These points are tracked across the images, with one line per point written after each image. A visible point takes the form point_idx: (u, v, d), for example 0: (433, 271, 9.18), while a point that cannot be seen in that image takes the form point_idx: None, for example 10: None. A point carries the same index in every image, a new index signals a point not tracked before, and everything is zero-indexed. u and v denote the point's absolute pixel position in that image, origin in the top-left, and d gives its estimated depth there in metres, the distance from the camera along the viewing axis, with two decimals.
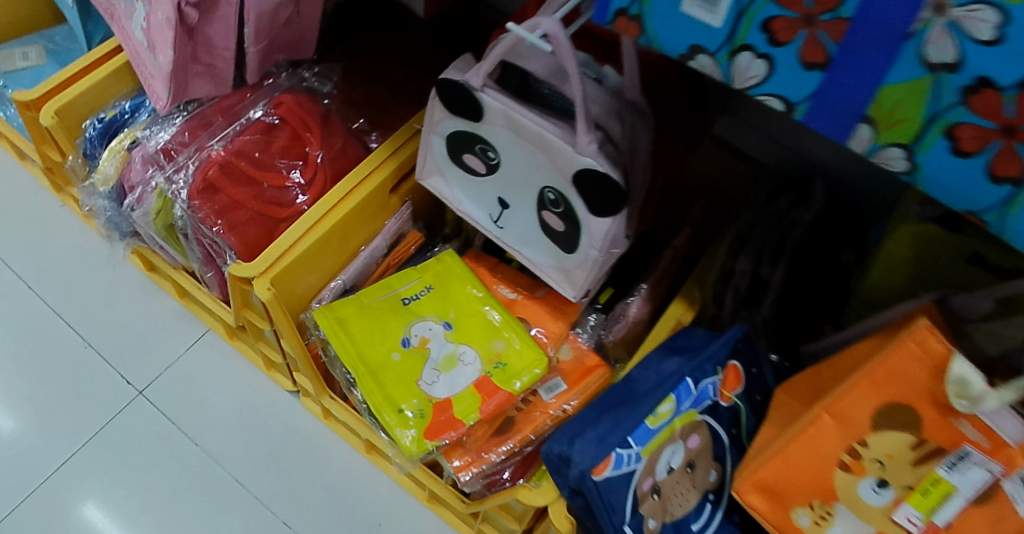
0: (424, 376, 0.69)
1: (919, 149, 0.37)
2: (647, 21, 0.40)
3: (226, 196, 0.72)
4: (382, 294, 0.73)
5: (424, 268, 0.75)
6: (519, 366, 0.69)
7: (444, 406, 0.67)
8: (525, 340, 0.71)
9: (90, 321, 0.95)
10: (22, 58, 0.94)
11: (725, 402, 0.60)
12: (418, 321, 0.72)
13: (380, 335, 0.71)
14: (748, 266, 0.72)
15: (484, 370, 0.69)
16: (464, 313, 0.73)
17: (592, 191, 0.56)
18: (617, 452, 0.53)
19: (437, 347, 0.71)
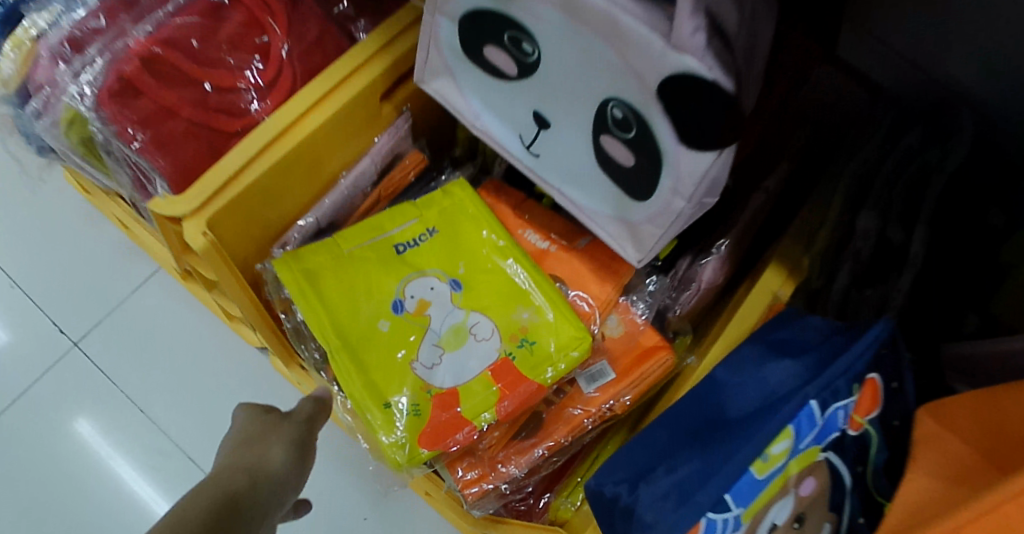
0: (421, 355, 0.50)
1: None
2: None
3: (150, 99, 0.54)
4: (368, 238, 0.53)
5: (426, 204, 0.55)
6: (553, 347, 0.50)
7: (449, 401, 0.49)
8: (563, 311, 0.51)
9: (19, 249, 0.80)
10: None
11: (853, 430, 0.42)
12: (417, 277, 0.52)
13: (363, 296, 0.51)
14: (873, 225, 0.53)
15: (504, 351, 0.50)
16: (479, 269, 0.53)
17: (687, 109, 0.36)
18: (708, 518, 0.36)
19: (441, 314, 0.51)
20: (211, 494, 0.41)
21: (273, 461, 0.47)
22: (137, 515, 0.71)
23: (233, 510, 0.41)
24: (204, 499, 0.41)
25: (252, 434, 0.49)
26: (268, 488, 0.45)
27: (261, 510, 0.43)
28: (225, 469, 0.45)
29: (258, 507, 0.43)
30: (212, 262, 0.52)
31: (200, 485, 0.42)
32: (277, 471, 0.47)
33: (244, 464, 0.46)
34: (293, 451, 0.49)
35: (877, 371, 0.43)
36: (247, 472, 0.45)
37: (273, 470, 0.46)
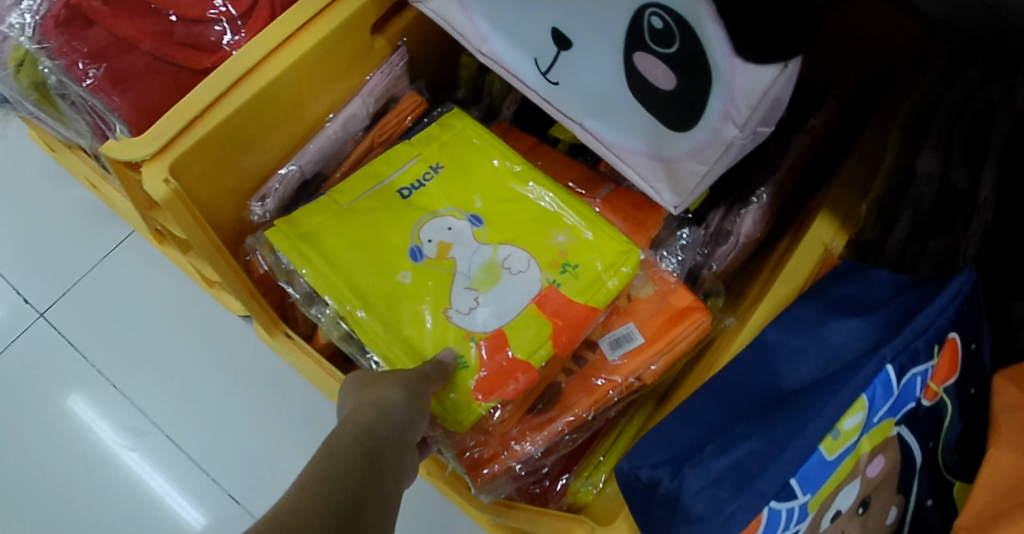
0: (456, 299, 0.44)
1: None
2: None
3: (104, 30, 0.47)
4: (367, 185, 0.47)
5: (426, 138, 0.48)
6: (602, 268, 0.44)
7: (498, 343, 0.43)
8: (602, 230, 0.45)
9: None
10: None
11: (929, 401, 0.36)
12: (431, 219, 0.46)
13: (374, 253, 0.45)
14: (937, 166, 0.46)
15: (545, 280, 0.44)
16: (497, 199, 0.46)
17: (745, 8, 0.29)
18: (771, 509, 0.30)
19: (467, 251, 0.45)
20: (346, 445, 0.30)
21: (392, 402, 0.35)
22: (111, 501, 0.65)
23: (377, 459, 0.30)
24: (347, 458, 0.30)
25: (365, 382, 0.38)
26: (399, 429, 0.33)
27: (393, 454, 0.31)
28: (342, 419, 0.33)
29: (397, 454, 0.32)
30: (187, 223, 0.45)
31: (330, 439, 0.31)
32: (399, 415, 0.34)
33: (360, 410, 0.34)
34: (414, 393, 0.37)
35: (958, 330, 0.36)
36: (373, 412, 0.34)
37: (396, 413, 0.34)
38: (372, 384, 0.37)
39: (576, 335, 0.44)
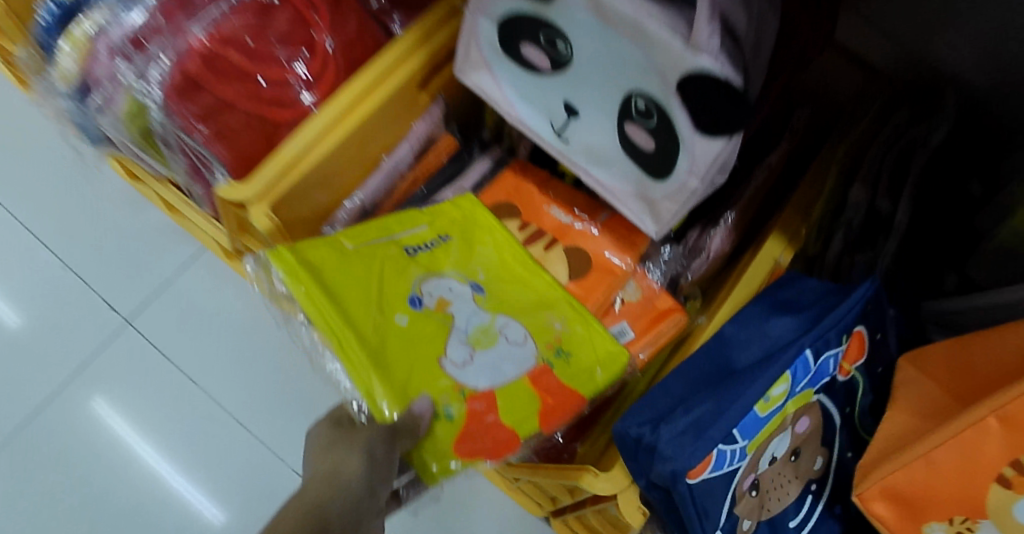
0: (449, 349, 0.51)
1: None
2: None
3: (210, 94, 0.60)
4: (385, 248, 0.55)
5: (442, 217, 0.58)
6: (586, 358, 0.53)
7: (488, 406, 0.50)
8: (588, 332, 0.54)
9: (76, 240, 0.89)
10: None
11: (842, 376, 0.49)
12: (435, 280, 0.55)
13: (380, 293, 0.52)
14: (862, 196, 0.61)
15: (539, 359, 0.52)
16: (497, 278, 0.56)
17: (701, 102, 0.42)
18: (719, 449, 0.43)
19: (467, 316, 0.53)
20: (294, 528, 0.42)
21: (349, 468, 0.45)
22: (192, 475, 0.80)
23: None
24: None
25: (343, 435, 0.47)
26: (349, 500, 0.44)
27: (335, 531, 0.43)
28: (307, 487, 0.45)
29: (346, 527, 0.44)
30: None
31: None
32: (351, 483, 0.45)
33: (321, 481, 0.45)
34: (374, 451, 0.45)
35: (863, 325, 0.49)
36: (326, 486, 0.44)
37: (348, 483, 0.44)
38: (345, 437, 0.47)
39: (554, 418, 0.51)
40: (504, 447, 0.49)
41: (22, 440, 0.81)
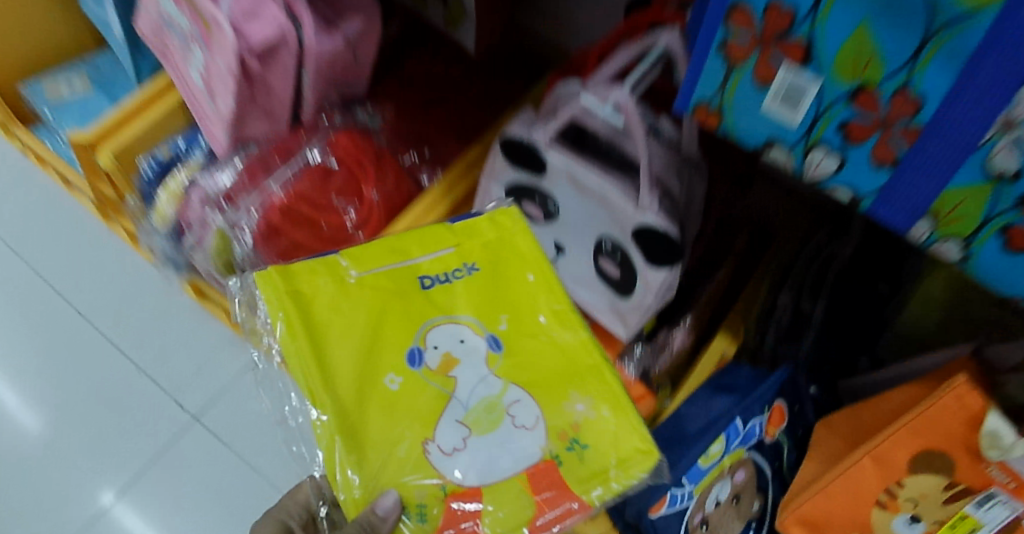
0: (439, 431, 0.53)
1: (975, 242, 0.44)
2: (728, 114, 0.47)
3: (287, 239, 0.81)
4: (407, 285, 0.57)
5: (470, 246, 0.60)
6: (596, 454, 0.55)
7: (475, 496, 0.52)
8: (606, 420, 0.55)
9: (140, 343, 1.11)
10: (70, 88, 1.09)
11: (770, 439, 0.66)
12: (444, 326, 0.56)
13: (377, 345, 0.54)
14: (789, 300, 0.78)
15: (547, 453, 0.54)
16: (518, 324, 0.58)
17: (651, 245, 0.60)
18: (672, 492, 0.60)
19: (468, 384, 0.55)
20: None
21: None
22: None
23: None
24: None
25: None
26: None
27: None
28: None
29: None
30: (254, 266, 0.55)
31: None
32: None
33: None
34: None
35: (781, 400, 0.66)
36: None
37: None
38: None
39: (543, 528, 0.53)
40: None
41: (107, 520, 0.99)
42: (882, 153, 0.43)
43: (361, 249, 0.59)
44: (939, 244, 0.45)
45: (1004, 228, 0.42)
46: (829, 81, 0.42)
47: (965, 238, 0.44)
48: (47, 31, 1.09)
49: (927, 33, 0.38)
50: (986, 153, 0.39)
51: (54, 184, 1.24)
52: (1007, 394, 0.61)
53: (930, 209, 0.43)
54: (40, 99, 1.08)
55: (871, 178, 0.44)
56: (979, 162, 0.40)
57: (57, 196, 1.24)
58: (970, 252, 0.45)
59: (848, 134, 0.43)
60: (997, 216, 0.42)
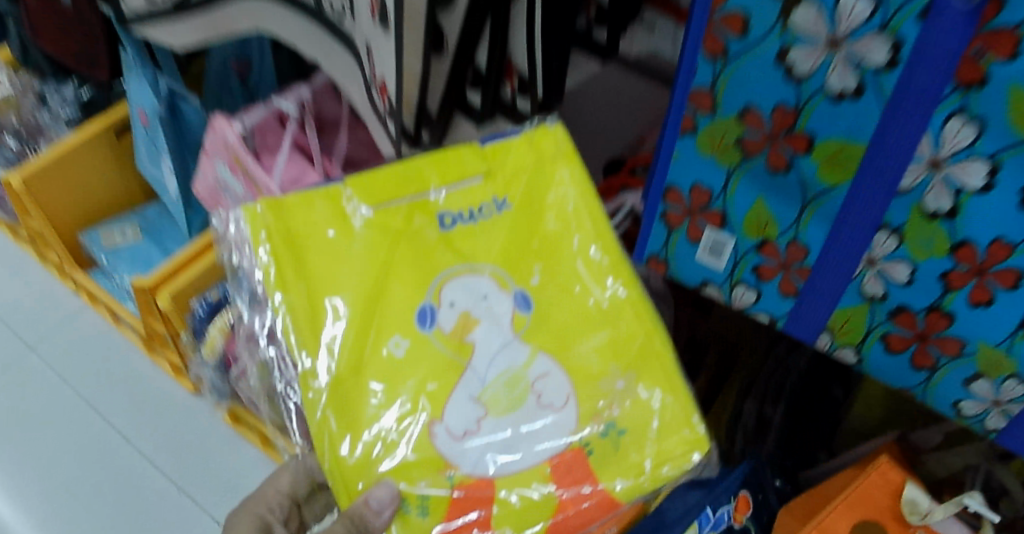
0: (449, 415, 0.59)
1: (864, 349, 0.66)
2: (676, 263, 0.71)
3: None
4: (424, 222, 0.62)
5: (492, 186, 0.64)
6: (627, 440, 0.63)
7: (486, 490, 0.59)
8: (646, 426, 0.64)
9: (176, 464, 1.22)
10: (123, 235, 1.21)
11: (738, 523, 0.78)
12: (454, 282, 0.61)
13: (384, 299, 0.60)
14: (753, 408, 0.95)
15: (578, 442, 0.61)
16: (549, 273, 0.64)
17: None
18: None
19: (486, 344, 0.61)
20: None
21: None
22: None
23: None
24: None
25: None
26: None
27: None
28: None
29: None
30: (275, 212, 0.58)
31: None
32: None
33: None
34: None
35: (745, 491, 0.79)
36: None
37: None
38: None
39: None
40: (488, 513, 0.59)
41: None
42: (787, 286, 0.66)
43: (388, 176, 0.62)
44: (839, 350, 0.67)
45: (879, 341, 0.64)
46: (741, 237, 0.65)
47: (855, 346, 0.66)
48: (106, 188, 1.22)
49: (804, 201, 0.60)
50: (864, 281, 0.62)
51: (101, 319, 1.38)
52: (929, 468, 0.84)
53: (828, 324, 0.66)
54: (96, 245, 1.19)
55: (777, 302, 0.67)
56: (854, 289, 0.62)
57: (102, 331, 1.37)
58: (861, 358, 0.67)
59: (761, 275, 0.66)
60: (875, 330, 0.64)
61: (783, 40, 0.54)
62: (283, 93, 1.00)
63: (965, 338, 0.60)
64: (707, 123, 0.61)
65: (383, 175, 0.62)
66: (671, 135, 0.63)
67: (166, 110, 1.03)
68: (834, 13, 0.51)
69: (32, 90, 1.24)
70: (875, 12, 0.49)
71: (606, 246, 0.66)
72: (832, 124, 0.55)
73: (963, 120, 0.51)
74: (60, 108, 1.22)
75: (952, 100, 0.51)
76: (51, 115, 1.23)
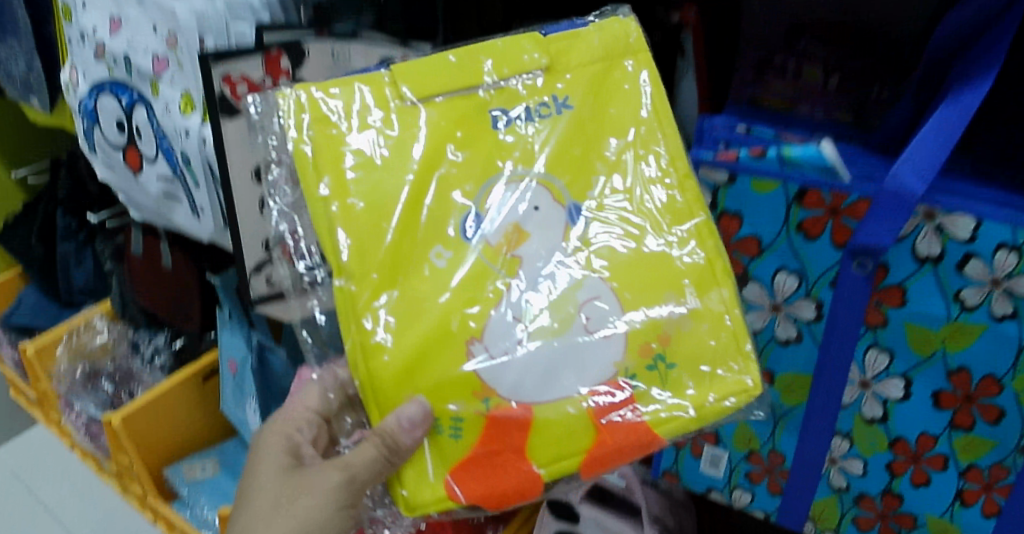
0: (490, 338, 0.64)
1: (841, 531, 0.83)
2: (683, 474, 0.91)
3: None
4: (482, 121, 0.66)
5: (557, 82, 0.68)
6: (676, 374, 0.67)
7: (525, 414, 0.64)
8: (700, 332, 0.67)
9: None
10: (202, 469, 1.32)
11: None
12: (506, 187, 0.66)
13: (433, 221, 0.65)
14: None
15: (623, 373, 0.65)
16: (607, 187, 0.68)
17: None
18: None
19: (533, 262, 0.66)
20: None
21: None
22: None
23: None
24: (241, 483, 0.72)
25: None
26: None
27: None
28: None
29: None
30: (330, 131, 0.64)
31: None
32: None
33: None
34: None
35: None
36: None
37: None
38: None
39: (598, 468, 0.65)
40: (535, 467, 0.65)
41: None
42: (773, 487, 0.85)
43: (455, 74, 0.66)
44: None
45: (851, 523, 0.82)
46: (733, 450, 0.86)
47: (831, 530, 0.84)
48: (189, 425, 1.35)
49: (775, 418, 0.82)
50: (829, 475, 0.81)
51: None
52: None
53: (811, 514, 0.84)
54: (179, 478, 1.30)
55: (767, 499, 0.86)
56: (823, 482, 0.82)
57: None
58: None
59: (752, 478, 0.86)
60: (846, 515, 0.82)
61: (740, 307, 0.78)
62: None
63: (915, 513, 0.78)
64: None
65: (437, 67, 0.65)
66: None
67: (256, 362, 1.12)
68: (773, 288, 0.76)
69: (126, 341, 1.46)
70: (800, 284, 0.74)
71: (672, 158, 0.69)
72: (785, 362, 0.78)
73: (878, 350, 0.74)
74: (154, 356, 1.42)
75: (867, 337, 0.74)
76: (144, 361, 1.43)
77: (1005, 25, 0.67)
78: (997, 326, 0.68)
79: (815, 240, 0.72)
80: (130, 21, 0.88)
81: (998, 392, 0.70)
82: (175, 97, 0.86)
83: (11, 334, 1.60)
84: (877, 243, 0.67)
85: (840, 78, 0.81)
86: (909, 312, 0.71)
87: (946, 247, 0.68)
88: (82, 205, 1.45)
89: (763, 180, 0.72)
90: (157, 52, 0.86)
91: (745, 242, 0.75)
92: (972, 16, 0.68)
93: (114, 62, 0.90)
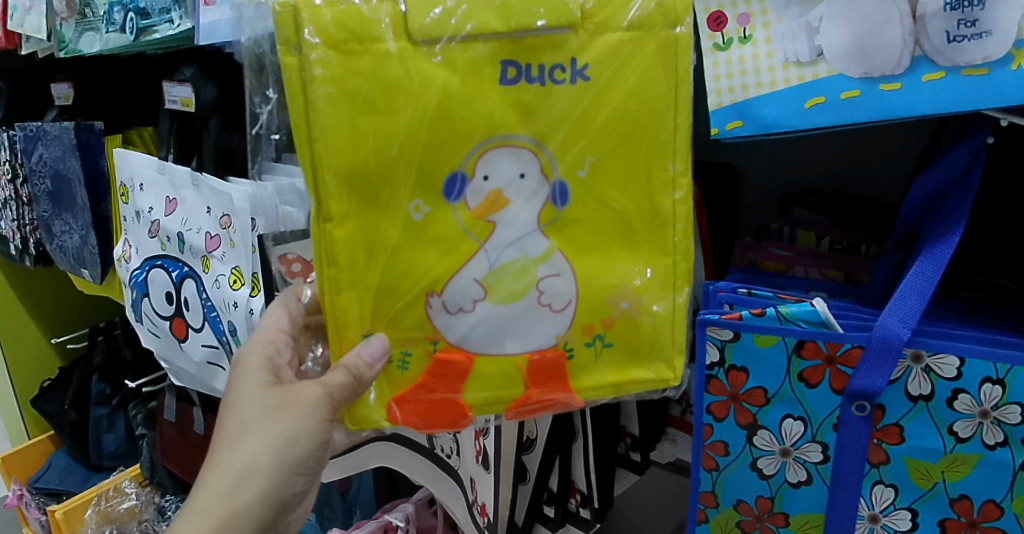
0: (449, 293, 0.68)
1: None
2: None
3: None
4: (489, 72, 0.63)
5: (581, 42, 0.64)
6: (610, 354, 0.72)
7: (466, 364, 0.69)
8: (645, 323, 0.72)
9: None
10: None
11: None
12: (497, 151, 0.65)
13: (414, 176, 0.65)
14: None
15: (562, 344, 0.71)
16: (599, 166, 0.67)
17: None
18: None
19: (507, 227, 0.67)
20: None
21: None
22: None
23: None
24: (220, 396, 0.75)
25: None
26: None
27: None
28: None
29: None
30: (332, 72, 0.61)
31: (248, 441, 0.70)
32: None
33: None
34: None
35: None
36: None
37: None
38: None
39: (519, 413, 0.73)
40: (467, 416, 0.71)
41: None
42: None
43: (490, 18, 0.62)
44: None
45: None
46: None
47: None
48: None
49: None
50: None
51: None
52: None
53: None
54: None
55: None
56: None
57: None
58: None
59: None
60: None
61: (752, 452, 0.84)
62: (391, 511, 1.23)
63: None
64: (715, 514, 0.88)
65: (473, 26, 0.62)
66: (692, 525, 0.90)
67: None
68: (781, 434, 0.82)
69: (155, 506, 1.80)
70: (806, 429, 0.81)
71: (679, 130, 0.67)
72: (799, 504, 0.83)
73: (883, 485, 0.79)
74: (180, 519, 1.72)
75: (872, 474, 0.79)
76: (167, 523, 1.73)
77: (966, 186, 0.75)
78: (991, 454, 0.74)
79: (816, 387, 0.79)
80: (185, 202, 0.98)
81: (999, 515, 0.76)
82: (225, 272, 0.94)
83: (40, 497, 1.93)
84: (873, 387, 0.75)
85: (830, 241, 0.92)
86: (908, 448, 0.77)
87: (936, 387, 0.74)
88: (117, 373, 1.88)
89: (764, 336, 0.80)
90: (209, 231, 0.95)
91: (753, 393, 0.83)
92: (938, 181, 0.78)
93: (168, 239, 1.02)
